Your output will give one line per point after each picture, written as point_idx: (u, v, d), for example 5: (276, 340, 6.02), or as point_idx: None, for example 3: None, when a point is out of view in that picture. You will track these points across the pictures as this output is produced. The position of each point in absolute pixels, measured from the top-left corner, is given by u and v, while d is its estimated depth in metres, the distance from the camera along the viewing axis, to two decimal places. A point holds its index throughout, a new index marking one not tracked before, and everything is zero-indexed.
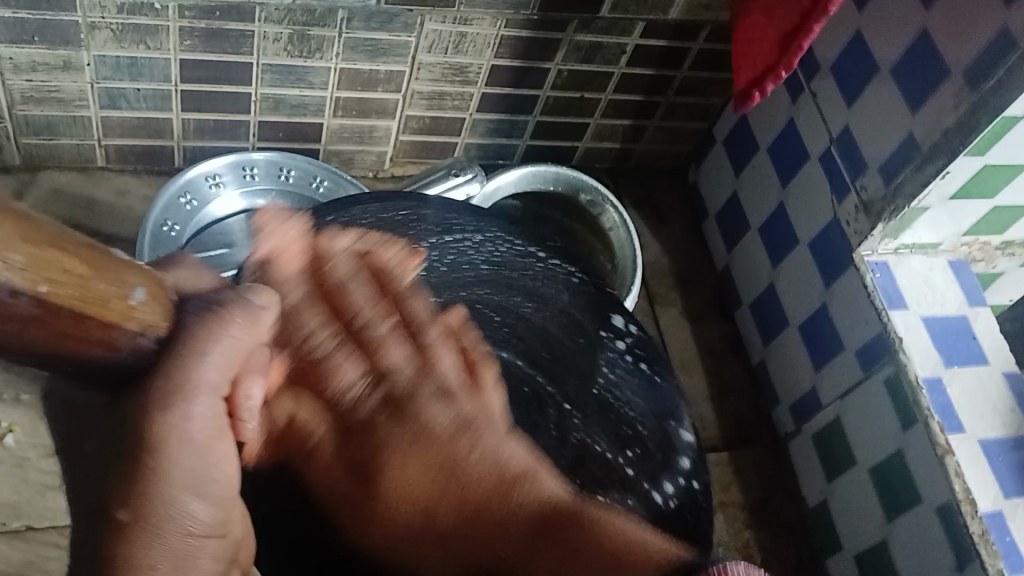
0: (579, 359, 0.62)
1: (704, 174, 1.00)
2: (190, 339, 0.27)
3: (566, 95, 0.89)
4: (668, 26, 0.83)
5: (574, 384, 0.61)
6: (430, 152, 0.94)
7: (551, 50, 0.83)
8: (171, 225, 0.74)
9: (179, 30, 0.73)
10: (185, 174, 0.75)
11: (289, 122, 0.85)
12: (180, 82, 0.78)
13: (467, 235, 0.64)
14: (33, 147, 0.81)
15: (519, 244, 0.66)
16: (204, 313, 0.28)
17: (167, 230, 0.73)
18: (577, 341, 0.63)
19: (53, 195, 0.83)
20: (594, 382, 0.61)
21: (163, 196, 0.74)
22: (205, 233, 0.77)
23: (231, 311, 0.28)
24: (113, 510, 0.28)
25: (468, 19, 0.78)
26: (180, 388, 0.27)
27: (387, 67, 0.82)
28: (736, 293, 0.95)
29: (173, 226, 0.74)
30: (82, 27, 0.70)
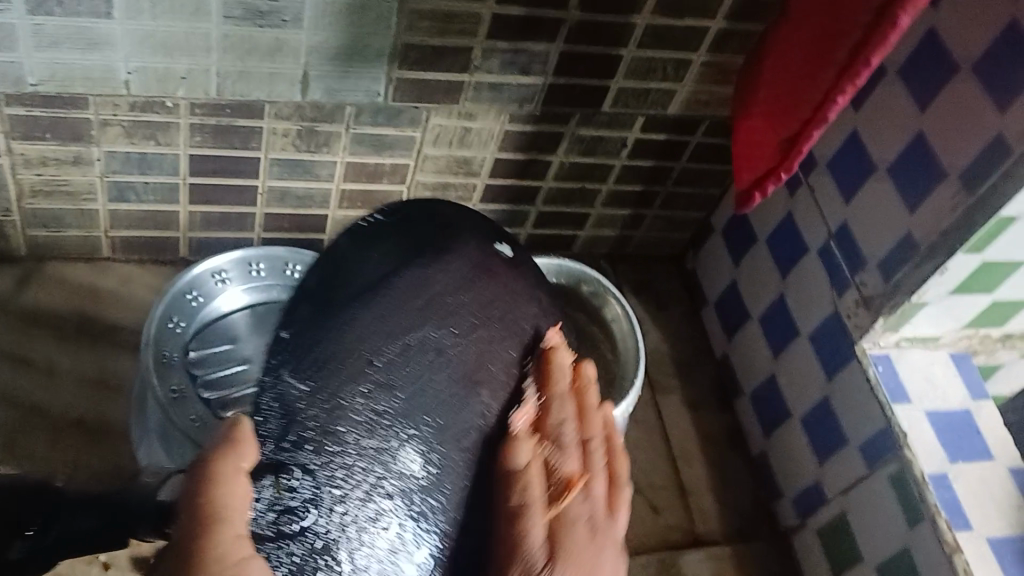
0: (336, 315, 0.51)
1: (703, 262, 1.00)
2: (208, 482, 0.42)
3: (567, 185, 0.91)
4: (667, 121, 0.85)
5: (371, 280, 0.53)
6: None
7: (552, 143, 0.85)
8: (176, 322, 0.75)
9: (189, 127, 0.74)
10: (193, 270, 0.75)
11: (294, 213, 0.86)
12: (188, 175, 0.78)
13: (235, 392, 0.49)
14: (39, 238, 0.81)
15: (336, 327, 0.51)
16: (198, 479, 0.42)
17: (171, 328, 0.74)
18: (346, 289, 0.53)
19: (57, 286, 0.83)
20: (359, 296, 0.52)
21: (168, 295, 0.74)
22: (208, 330, 0.77)
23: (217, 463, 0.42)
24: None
25: (472, 114, 0.80)
26: (216, 529, 0.41)
27: (392, 159, 0.83)
28: (738, 381, 0.94)
29: (178, 324, 0.75)
30: (94, 123, 0.72)
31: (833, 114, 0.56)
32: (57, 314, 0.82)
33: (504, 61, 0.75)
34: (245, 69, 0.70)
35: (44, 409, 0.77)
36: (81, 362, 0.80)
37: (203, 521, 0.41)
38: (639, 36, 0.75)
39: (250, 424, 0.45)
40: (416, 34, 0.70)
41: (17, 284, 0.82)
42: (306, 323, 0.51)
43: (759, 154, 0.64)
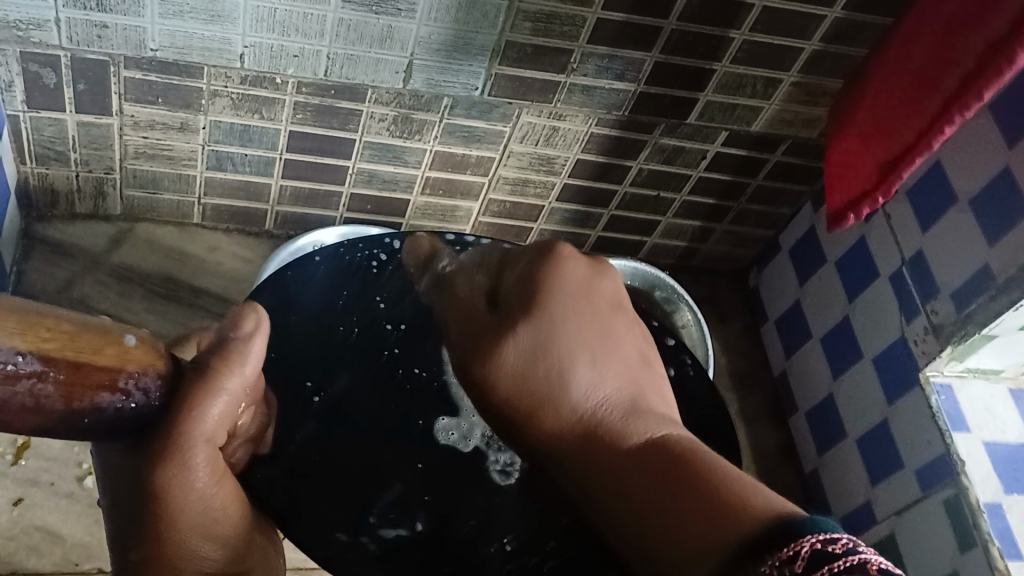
0: None
1: (766, 278, 1.01)
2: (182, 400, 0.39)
3: (643, 192, 0.92)
4: (748, 137, 0.86)
5: None
6: (506, 235, 0.96)
7: (635, 149, 0.87)
8: None
9: (294, 104, 0.77)
10: (295, 241, 0.79)
11: (379, 196, 0.89)
12: (285, 150, 0.81)
13: None
14: (136, 199, 0.83)
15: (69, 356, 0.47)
16: (194, 377, 0.40)
17: None
18: None
19: (147, 248, 0.85)
20: None
21: (272, 262, 0.79)
22: None
23: (228, 352, 0.42)
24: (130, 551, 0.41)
25: (562, 115, 0.82)
26: (181, 456, 0.40)
27: (479, 152, 0.85)
28: (793, 398, 0.95)
29: None
30: (205, 93, 0.75)
31: (936, 143, 0.57)
32: (147, 273, 0.85)
33: (600, 65, 0.78)
34: (354, 53, 0.74)
35: None
36: (167, 322, 0.83)
37: (170, 440, 0.39)
38: (734, 51, 0.77)
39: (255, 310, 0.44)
40: (520, 32, 0.74)
41: (110, 244, 0.84)
42: None
43: (856, 175, 0.65)
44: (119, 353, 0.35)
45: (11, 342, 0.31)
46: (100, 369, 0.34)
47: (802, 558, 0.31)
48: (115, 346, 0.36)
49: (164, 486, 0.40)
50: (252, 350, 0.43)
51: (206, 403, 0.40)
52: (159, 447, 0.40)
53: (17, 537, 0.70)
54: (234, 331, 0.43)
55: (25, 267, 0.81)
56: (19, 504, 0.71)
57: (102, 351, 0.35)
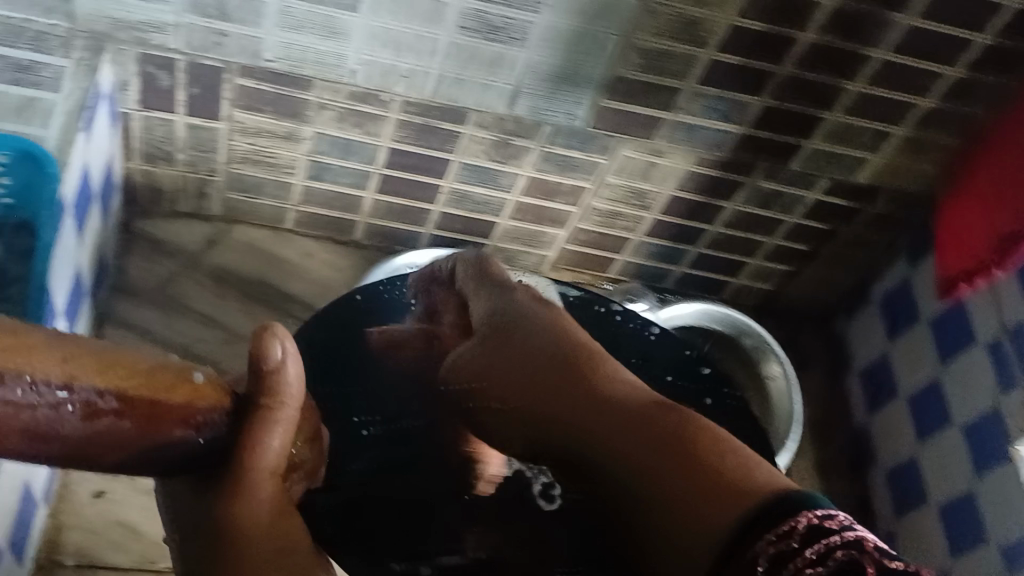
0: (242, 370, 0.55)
1: (851, 329, 0.98)
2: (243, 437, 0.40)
3: (735, 232, 0.90)
4: (851, 187, 0.84)
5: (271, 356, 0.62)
6: (591, 264, 0.95)
7: (732, 190, 0.85)
8: None
9: (397, 122, 0.77)
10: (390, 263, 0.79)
11: (469, 216, 0.88)
12: (383, 165, 0.81)
13: None
14: (232, 202, 0.84)
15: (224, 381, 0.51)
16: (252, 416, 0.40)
17: None
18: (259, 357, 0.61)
19: (240, 250, 0.86)
20: None
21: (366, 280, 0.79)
22: None
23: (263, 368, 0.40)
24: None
25: (662, 151, 0.81)
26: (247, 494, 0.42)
27: (574, 181, 0.85)
28: (872, 455, 0.92)
29: None
30: (312, 105, 0.75)
31: None
32: (237, 275, 0.86)
33: (707, 105, 0.77)
34: (462, 77, 0.74)
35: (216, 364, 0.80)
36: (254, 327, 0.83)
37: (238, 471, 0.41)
38: (847, 102, 0.76)
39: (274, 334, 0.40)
40: (629, 67, 0.73)
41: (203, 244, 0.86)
42: None
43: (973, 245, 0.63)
44: (194, 394, 0.37)
45: (57, 374, 0.31)
46: (175, 406, 0.36)
47: (797, 532, 0.33)
48: (187, 383, 0.37)
49: (234, 519, 0.42)
50: (289, 380, 0.40)
51: (265, 439, 0.40)
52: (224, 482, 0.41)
53: (99, 529, 0.71)
54: (263, 361, 0.40)
55: (122, 261, 0.83)
56: (102, 497, 0.72)
57: (176, 388, 0.36)
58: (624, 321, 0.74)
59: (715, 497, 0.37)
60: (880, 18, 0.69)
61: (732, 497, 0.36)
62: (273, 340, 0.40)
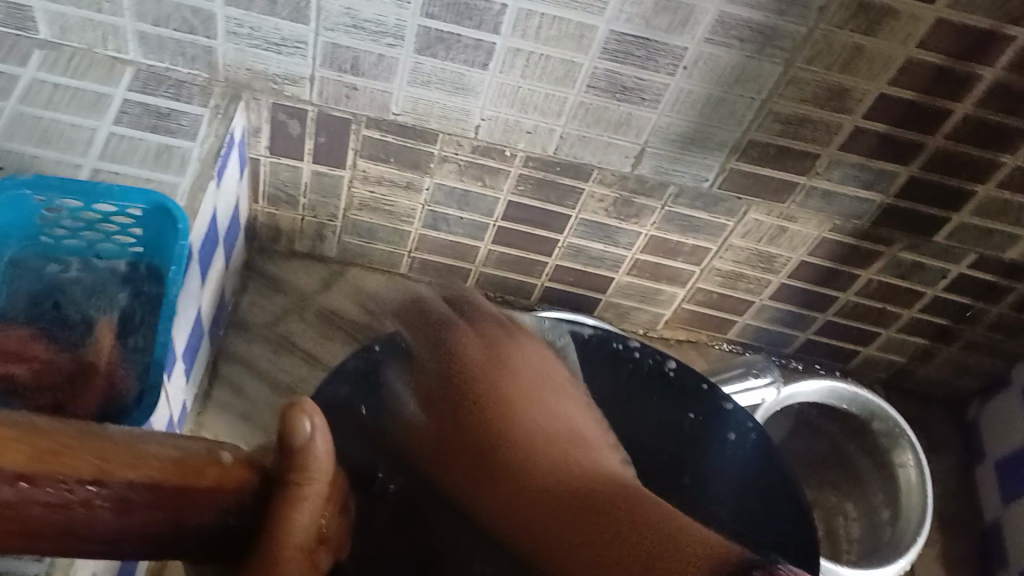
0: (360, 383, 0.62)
1: (988, 413, 0.91)
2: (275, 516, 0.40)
3: (869, 302, 0.84)
4: (1001, 264, 0.78)
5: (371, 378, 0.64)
6: (707, 325, 0.92)
7: (868, 260, 0.80)
8: None
9: (518, 176, 0.76)
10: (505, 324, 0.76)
11: (583, 271, 0.86)
12: (501, 219, 0.80)
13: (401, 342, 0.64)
14: (349, 246, 0.85)
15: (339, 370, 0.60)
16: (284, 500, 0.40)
17: None
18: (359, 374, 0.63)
19: (353, 294, 0.86)
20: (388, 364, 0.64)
21: None
22: None
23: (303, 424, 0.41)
24: None
25: (793, 217, 0.77)
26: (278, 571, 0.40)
27: (695, 242, 0.82)
28: (1006, 554, 0.84)
29: None
30: (435, 157, 0.75)
31: None
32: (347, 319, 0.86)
33: (849, 173, 0.72)
34: (588, 135, 0.72)
35: None
36: None
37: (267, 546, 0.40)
38: (1003, 176, 0.70)
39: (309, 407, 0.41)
40: (766, 132, 0.70)
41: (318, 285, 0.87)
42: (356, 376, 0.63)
43: None
44: (221, 472, 0.39)
45: (89, 471, 0.34)
46: (204, 487, 0.38)
47: None
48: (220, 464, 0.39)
49: None
50: (318, 454, 0.41)
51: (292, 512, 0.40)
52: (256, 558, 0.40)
53: None
54: (293, 438, 0.40)
55: (240, 299, 0.84)
56: None
57: (203, 473, 0.38)
58: (641, 359, 0.70)
59: (618, 518, 0.46)
60: None
61: (669, 540, 0.43)
62: (303, 418, 0.40)
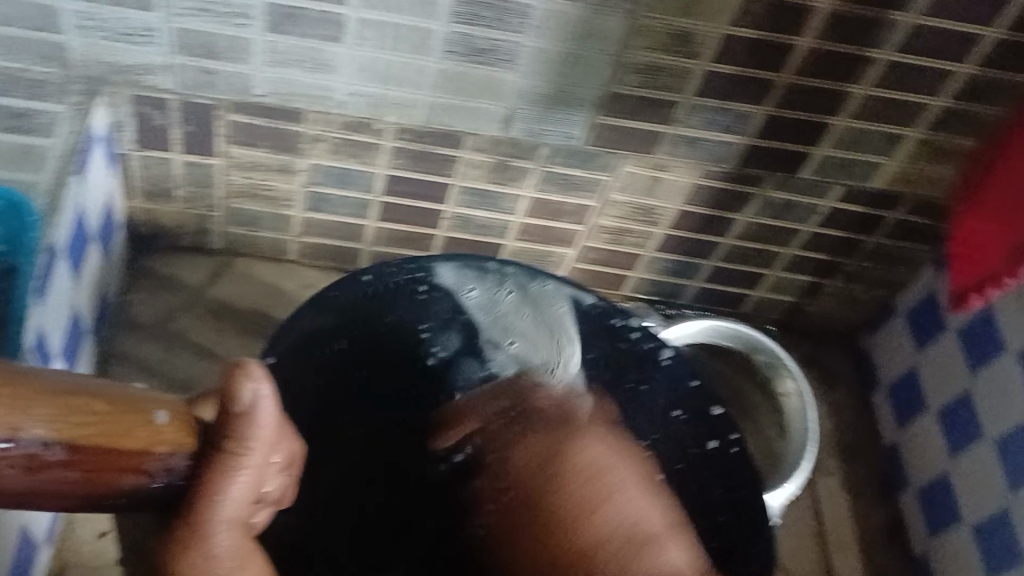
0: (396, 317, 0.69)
1: (879, 341, 0.94)
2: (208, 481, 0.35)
3: (748, 245, 0.87)
4: (869, 194, 0.81)
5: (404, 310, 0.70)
6: (603, 283, 0.93)
7: (742, 202, 0.82)
8: None
9: (392, 150, 0.76)
10: None
11: (472, 240, 0.87)
12: (382, 194, 0.81)
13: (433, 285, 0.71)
14: (235, 236, 0.85)
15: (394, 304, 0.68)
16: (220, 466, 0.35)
17: None
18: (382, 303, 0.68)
19: (243, 282, 0.87)
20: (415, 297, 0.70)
21: None
22: None
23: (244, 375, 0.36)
24: None
25: (665, 166, 0.79)
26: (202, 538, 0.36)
27: (577, 201, 0.83)
28: (904, 474, 0.88)
29: None
30: (305, 138, 0.75)
31: None
32: (240, 309, 0.86)
33: (709, 118, 0.74)
34: (453, 102, 0.73)
35: None
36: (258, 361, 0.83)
37: (191, 517, 0.35)
38: (854, 108, 0.73)
39: (249, 374, 0.36)
40: (625, 85, 0.71)
41: (208, 278, 0.86)
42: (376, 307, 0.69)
43: (982, 260, 0.59)
44: (151, 435, 0.33)
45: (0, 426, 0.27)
46: (127, 453, 0.32)
47: None
48: (150, 423, 0.33)
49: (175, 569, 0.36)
50: (261, 422, 0.35)
51: (224, 484, 0.35)
52: (181, 526, 0.36)
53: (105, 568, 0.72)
54: (233, 403, 0.35)
55: (127, 297, 0.83)
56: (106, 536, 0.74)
57: (132, 433, 0.32)
58: (637, 339, 0.72)
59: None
60: (881, 19, 0.65)
61: None
62: (244, 379, 0.35)
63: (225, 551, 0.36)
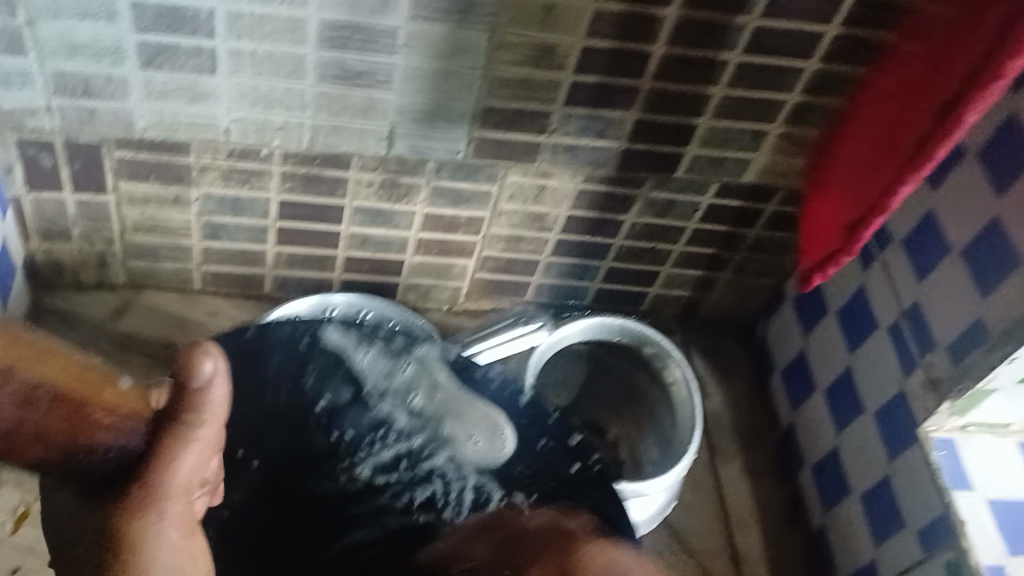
0: (286, 365, 0.68)
1: (772, 327, 0.99)
2: (163, 445, 0.40)
3: (639, 245, 0.91)
4: (743, 188, 0.85)
5: (286, 350, 0.68)
6: (505, 291, 0.96)
7: (625, 204, 0.86)
8: None
9: (281, 175, 0.79)
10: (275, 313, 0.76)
11: (373, 258, 0.90)
12: (277, 218, 0.83)
13: (308, 327, 0.70)
14: (137, 269, 0.86)
15: (289, 349, 0.68)
16: (174, 434, 0.41)
17: None
18: (282, 345, 0.69)
19: (149, 315, 0.88)
20: (304, 338, 0.69)
21: None
22: None
23: (198, 352, 0.42)
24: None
25: (548, 173, 0.83)
26: (154, 510, 0.40)
27: (469, 212, 0.86)
28: (801, 452, 0.92)
29: None
30: (194, 168, 0.77)
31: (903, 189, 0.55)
32: (147, 341, 0.87)
33: (582, 125, 0.78)
34: (336, 123, 0.75)
35: None
36: None
37: (148, 485, 0.40)
38: (716, 106, 0.77)
39: (207, 351, 0.42)
40: (497, 97, 0.75)
41: (114, 312, 0.88)
42: (272, 340, 0.68)
43: (823, 238, 0.64)
44: (115, 397, 0.39)
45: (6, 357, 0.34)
46: (93, 403, 0.38)
47: None
48: (113, 388, 0.39)
49: (115, 536, 0.39)
50: (215, 396, 0.42)
51: (177, 452, 0.41)
52: (133, 494, 0.40)
53: None
54: (191, 378, 0.42)
55: None
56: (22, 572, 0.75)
57: (95, 387, 0.38)
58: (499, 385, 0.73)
59: None
60: (726, 22, 0.70)
61: None
62: (204, 356, 0.42)
63: (170, 528, 0.40)
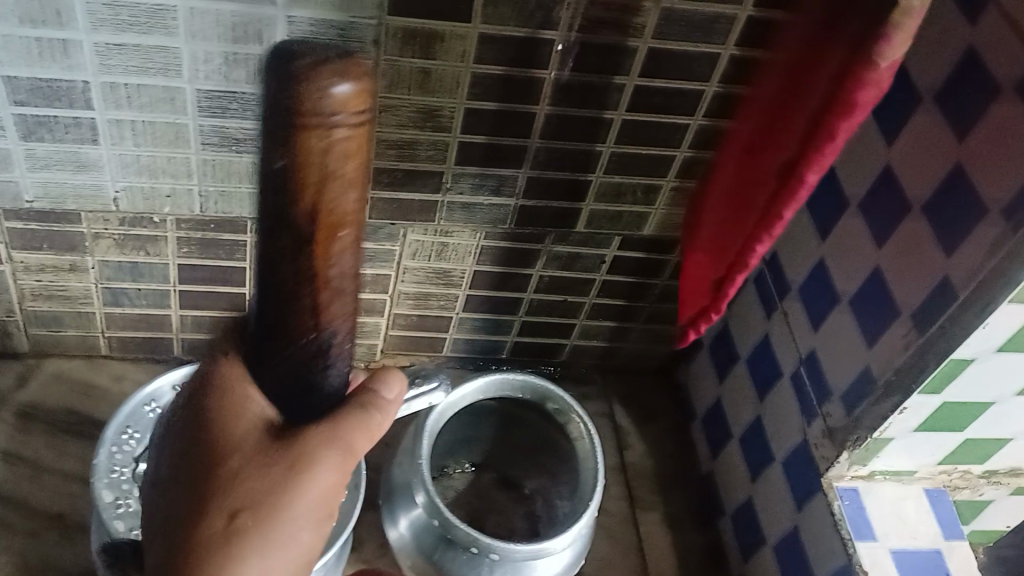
0: None
1: (692, 374, 0.98)
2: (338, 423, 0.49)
3: (549, 298, 0.91)
4: (644, 241, 0.86)
5: None
6: (422, 346, 0.96)
7: (530, 258, 0.87)
8: (130, 433, 0.72)
9: (176, 240, 0.79)
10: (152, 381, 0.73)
11: None
12: (178, 282, 0.83)
13: None
14: (41, 337, 0.86)
15: None
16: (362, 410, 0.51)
17: (148, 410, 0.73)
18: None
19: (54, 384, 0.88)
20: None
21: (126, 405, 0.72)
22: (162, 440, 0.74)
23: (398, 376, 0.55)
24: (232, 515, 0.47)
25: (448, 231, 0.83)
26: (351, 437, 0.49)
27: (374, 270, 0.86)
28: (721, 501, 0.91)
29: (131, 435, 0.72)
30: (87, 236, 0.77)
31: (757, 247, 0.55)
32: (52, 409, 0.87)
33: (475, 183, 0.78)
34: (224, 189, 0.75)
35: (26, 501, 0.80)
36: (68, 459, 0.84)
37: (325, 437, 0.48)
38: (606, 162, 0.78)
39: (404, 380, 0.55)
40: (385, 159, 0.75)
41: (19, 381, 0.87)
42: None
43: (693, 291, 0.64)
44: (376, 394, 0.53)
45: (350, 195, 0.40)
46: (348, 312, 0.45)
47: None
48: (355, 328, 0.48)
49: (324, 434, 0.49)
50: (398, 406, 0.54)
51: (372, 417, 0.51)
52: (323, 426, 0.49)
53: None
54: (386, 391, 0.53)
55: None
56: None
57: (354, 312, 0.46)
58: None
59: None
60: (604, 83, 0.71)
61: None
62: (400, 379, 0.55)
63: (328, 472, 0.48)
